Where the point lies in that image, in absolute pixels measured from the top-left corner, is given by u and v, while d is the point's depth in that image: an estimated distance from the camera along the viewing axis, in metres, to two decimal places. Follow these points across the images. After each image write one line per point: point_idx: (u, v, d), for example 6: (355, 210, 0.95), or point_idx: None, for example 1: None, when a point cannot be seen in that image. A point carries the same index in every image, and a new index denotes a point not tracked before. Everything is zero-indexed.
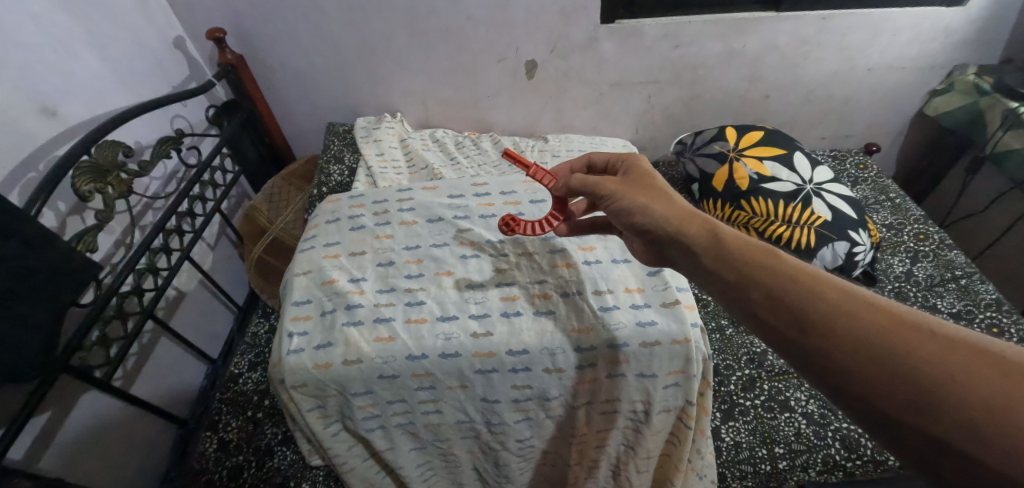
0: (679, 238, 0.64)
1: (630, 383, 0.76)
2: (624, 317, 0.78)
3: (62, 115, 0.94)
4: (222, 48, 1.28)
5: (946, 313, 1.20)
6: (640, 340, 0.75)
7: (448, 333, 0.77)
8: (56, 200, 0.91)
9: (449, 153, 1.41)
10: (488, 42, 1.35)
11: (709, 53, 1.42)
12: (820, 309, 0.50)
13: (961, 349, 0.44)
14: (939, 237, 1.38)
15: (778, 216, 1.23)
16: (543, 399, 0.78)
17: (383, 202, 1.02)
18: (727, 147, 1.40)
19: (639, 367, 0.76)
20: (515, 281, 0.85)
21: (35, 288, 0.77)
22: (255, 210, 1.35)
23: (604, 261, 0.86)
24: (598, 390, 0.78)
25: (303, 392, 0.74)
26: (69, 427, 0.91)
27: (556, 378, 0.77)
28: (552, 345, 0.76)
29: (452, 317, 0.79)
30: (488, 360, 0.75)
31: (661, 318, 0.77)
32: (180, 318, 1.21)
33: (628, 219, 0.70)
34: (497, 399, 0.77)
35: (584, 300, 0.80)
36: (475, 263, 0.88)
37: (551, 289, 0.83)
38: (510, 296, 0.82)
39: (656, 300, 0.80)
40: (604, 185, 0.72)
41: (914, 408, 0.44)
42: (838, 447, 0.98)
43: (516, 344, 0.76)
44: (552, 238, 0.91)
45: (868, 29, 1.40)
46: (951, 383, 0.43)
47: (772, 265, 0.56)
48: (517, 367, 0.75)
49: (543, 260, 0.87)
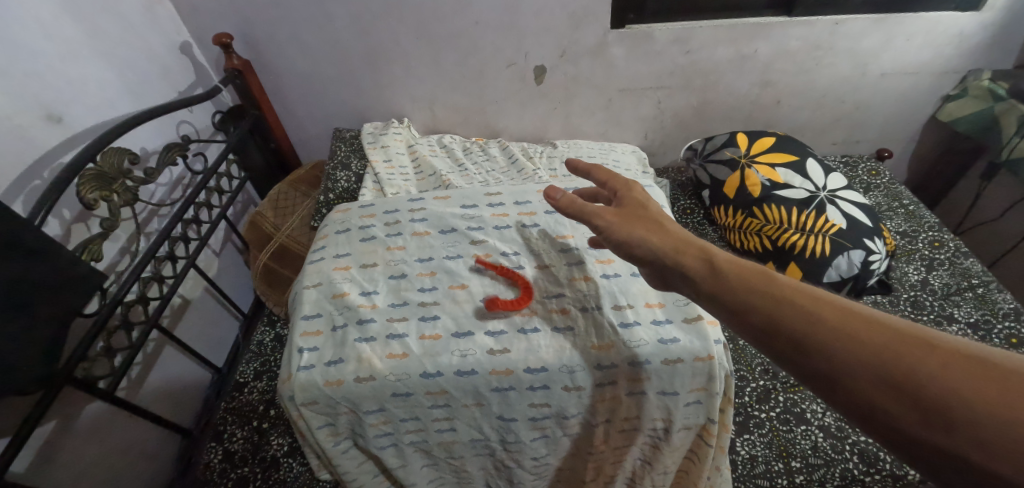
0: (677, 267, 0.61)
1: (651, 401, 0.74)
2: (646, 333, 0.75)
3: (68, 122, 0.93)
4: (229, 53, 1.27)
5: (964, 323, 1.17)
6: (662, 358, 0.73)
7: (464, 349, 0.75)
8: (61, 207, 0.89)
9: (457, 159, 1.39)
10: (496, 47, 1.34)
11: (719, 59, 1.40)
12: (821, 332, 0.48)
13: (961, 363, 0.42)
14: (954, 245, 1.35)
15: (791, 224, 1.22)
16: (561, 417, 0.76)
17: (394, 211, 1.00)
18: (738, 153, 1.39)
19: (661, 384, 0.74)
20: (531, 295, 0.83)
21: (41, 300, 0.75)
22: (261, 217, 1.33)
23: (624, 275, 0.84)
24: (617, 408, 0.76)
25: (314, 409, 0.72)
26: (73, 438, 0.89)
27: (574, 396, 0.74)
28: (571, 362, 0.74)
29: (469, 333, 0.77)
30: (505, 378, 0.73)
31: (684, 335, 0.75)
32: (185, 327, 1.19)
33: (627, 251, 0.66)
34: (514, 417, 0.75)
35: (603, 315, 0.78)
36: (489, 276, 0.86)
37: (569, 303, 0.81)
38: (526, 311, 0.80)
39: (678, 316, 0.78)
40: (599, 215, 0.68)
41: (928, 425, 0.41)
42: (857, 461, 0.96)
43: (534, 361, 0.74)
44: (569, 250, 0.89)
45: (881, 34, 1.38)
46: (960, 399, 0.41)
47: (768, 287, 0.53)
48: (536, 385, 0.73)
49: (560, 273, 0.85)
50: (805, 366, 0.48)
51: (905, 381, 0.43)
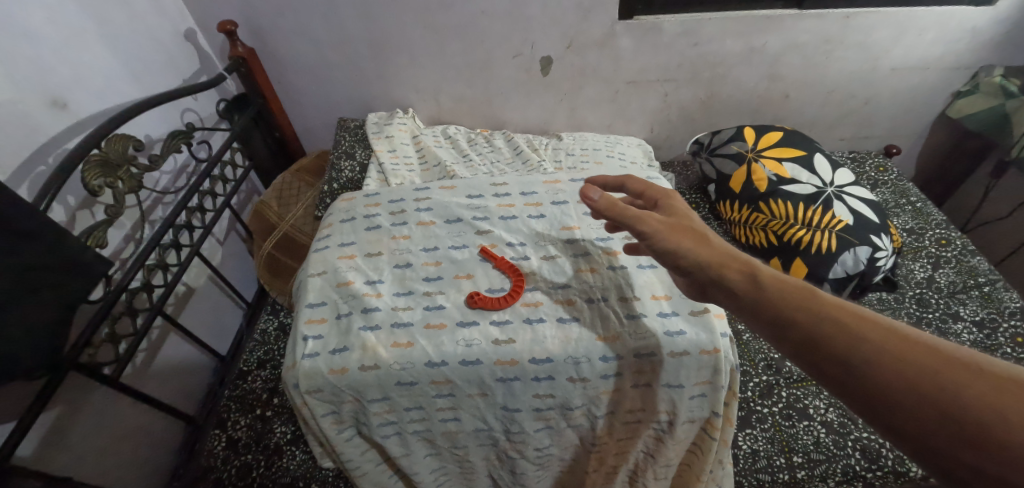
0: (719, 278, 0.60)
1: (657, 393, 0.74)
2: (652, 325, 0.75)
3: (72, 109, 0.93)
4: (233, 41, 1.27)
5: (969, 321, 1.17)
6: (669, 350, 0.73)
7: (469, 339, 0.75)
8: (66, 194, 0.89)
9: (462, 150, 1.39)
10: (503, 37, 1.32)
11: (728, 52, 1.38)
12: (865, 349, 0.47)
13: (1016, 391, 0.40)
14: (961, 242, 1.34)
15: (797, 219, 1.21)
16: (565, 409, 0.76)
17: (399, 201, 0.99)
18: (745, 148, 1.38)
19: (667, 376, 0.74)
20: (538, 286, 0.83)
21: (49, 285, 0.75)
22: (264, 206, 1.32)
23: (631, 267, 0.84)
24: (622, 400, 0.76)
25: (318, 397, 0.72)
26: (79, 423, 0.89)
27: (580, 388, 0.74)
28: (577, 353, 0.73)
29: (473, 323, 0.77)
30: (511, 368, 0.73)
31: (690, 327, 0.75)
32: (189, 314, 1.19)
33: (670, 259, 0.64)
34: (519, 408, 0.75)
35: (610, 307, 0.78)
36: (494, 267, 0.86)
37: (576, 294, 0.81)
38: (533, 302, 0.80)
39: (685, 308, 0.77)
40: (644, 220, 0.66)
41: (972, 449, 0.40)
42: (859, 457, 0.96)
43: (540, 352, 0.73)
44: (576, 242, 0.89)
45: (893, 29, 1.36)
46: (1007, 423, 0.39)
47: (810, 301, 0.52)
48: (541, 376, 0.73)
49: (567, 264, 0.86)
50: (846, 383, 0.47)
51: (953, 405, 0.42)
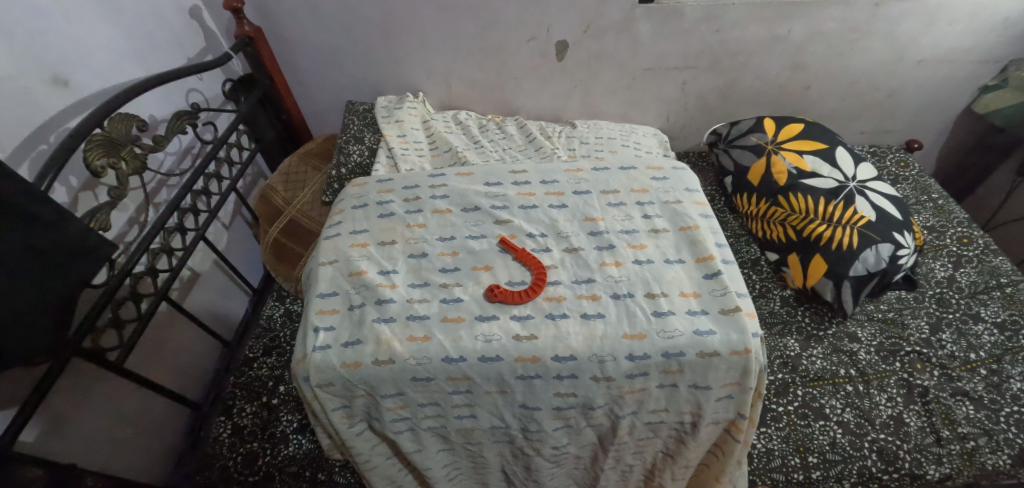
0: None
1: (682, 394, 0.73)
2: (681, 323, 0.73)
3: (74, 86, 0.89)
4: (240, 19, 1.23)
5: (990, 323, 1.13)
6: (698, 350, 0.70)
7: (488, 334, 0.72)
8: (67, 174, 0.87)
9: (473, 136, 1.35)
10: (518, 20, 1.28)
11: (750, 39, 1.34)
12: None
13: None
14: (984, 242, 1.30)
15: (817, 214, 1.17)
16: (587, 408, 0.74)
17: (414, 187, 0.96)
18: (765, 139, 1.34)
19: (693, 378, 0.72)
20: (560, 280, 0.80)
21: (51, 268, 0.73)
22: (270, 190, 1.28)
23: (657, 262, 0.82)
24: (645, 401, 0.73)
25: (329, 391, 0.71)
26: (83, 409, 0.88)
27: (603, 387, 0.71)
28: (602, 351, 0.70)
29: (493, 317, 0.74)
30: (532, 366, 0.70)
31: (719, 327, 0.72)
32: (194, 299, 1.17)
33: None
34: (538, 406, 0.73)
35: (636, 303, 0.75)
36: (514, 259, 0.83)
37: (600, 289, 0.78)
38: (555, 296, 0.77)
39: (714, 306, 0.75)
40: None
41: None
42: (875, 458, 0.95)
43: (562, 349, 0.71)
44: (599, 234, 0.87)
45: (923, 18, 1.31)
46: None
47: None
48: (563, 374, 0.71)
49: (590, 256, 0.83)
50: None
51: None
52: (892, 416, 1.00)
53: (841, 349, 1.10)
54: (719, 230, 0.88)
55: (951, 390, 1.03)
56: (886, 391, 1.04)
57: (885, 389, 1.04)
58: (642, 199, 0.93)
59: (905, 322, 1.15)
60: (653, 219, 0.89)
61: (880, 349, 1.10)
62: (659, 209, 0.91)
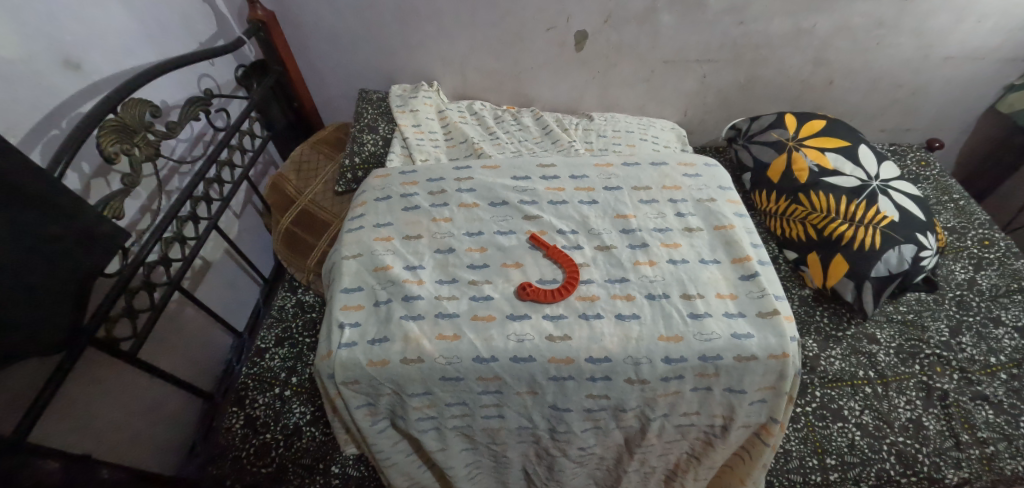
0: None
1: (716, 397, 0.72)
2: (718, 326, 0.71)
3: (85, 70, 0.87)
4: (253, 4, 1.20)
5: (1011, 326, 1.11)
6: (735, 354, 0.69)
7: (520, 334, 0.71)
8: (79, 161, 0.85)
9: (489, 127, 1.33)
10: (538, 8, 1.25)
11: (774, 33, 1.30)
12: None
13: None
14: (1006, 244, 1.28)
15: (839, 213, 1.15)
16: (618, 410, 0.72)
17: (438, 180, 0.94)
18: (786, 136, 1.32)
19: (728, 382, 0.71)
20: (593, 279, 0.78)
21: (66, 257, 0.72)
22: (283, 179, 1.25)
23: (692, 262, 0.80)
24: (677, 404, 0.72)
25: (354, 388, 0.70)
26: (93, 400, 0.86)
27: (637, 389, 0.70)
28: (637, 353, 0.69)
29: (525, 316, 0.73)
30: (565, 367, 0.69)
31: (758, 330, 0.71)
32: (205, 288, 1.16)
33: None
34: (568, 407, 0.72)
35: (672, 305, 0.74)
36: (545, 256, 0.82)
37: (634, 289, 0.76)
38: (589, 296, 0.76)
39: (751, 309, 0.74)
40: None
41: None
42: (894, 462, 0.94)
43: (597, 350, 0.69)
44: (631, 232, 0.85)
45: (954, 14, 1.27)
46: None
47: None
48: (597, 376, 0.69)
49: (622, 255, 0.82)
50: None
51: None
52: (911, 419, 0.99)
53: (861, 350, 1.08)
54: (754, 230, 0.86)
55: (971, 394, 1.02)
56: (904, 393, 1.02)
57: (904, 392, 1.02)
58: (675, 196, 0.91)
59: (924, 324, 1.13)
60: (686, 217, 0.87)
61: (900, 351, 1.08)
62: (692, 206, 0.89)
